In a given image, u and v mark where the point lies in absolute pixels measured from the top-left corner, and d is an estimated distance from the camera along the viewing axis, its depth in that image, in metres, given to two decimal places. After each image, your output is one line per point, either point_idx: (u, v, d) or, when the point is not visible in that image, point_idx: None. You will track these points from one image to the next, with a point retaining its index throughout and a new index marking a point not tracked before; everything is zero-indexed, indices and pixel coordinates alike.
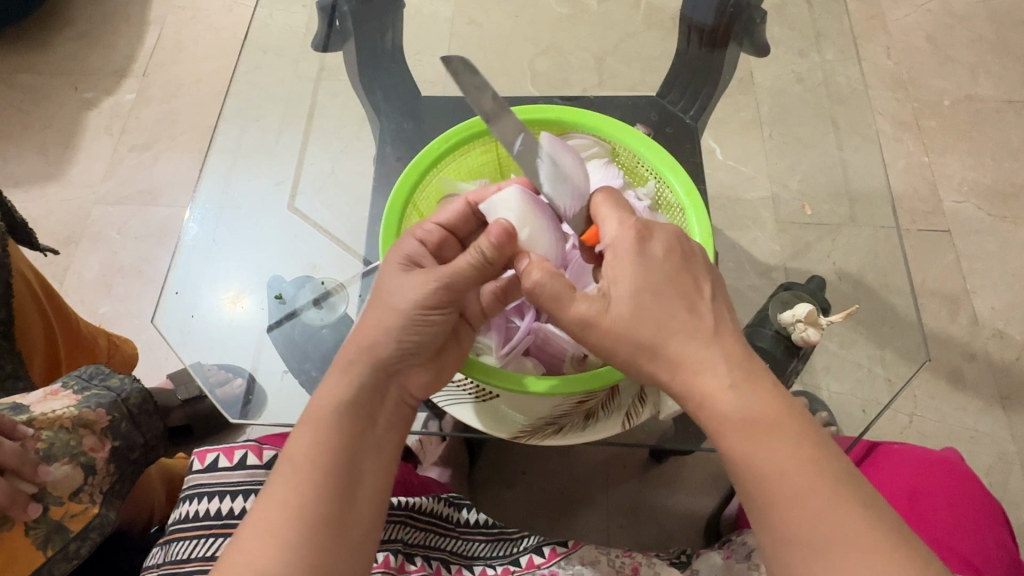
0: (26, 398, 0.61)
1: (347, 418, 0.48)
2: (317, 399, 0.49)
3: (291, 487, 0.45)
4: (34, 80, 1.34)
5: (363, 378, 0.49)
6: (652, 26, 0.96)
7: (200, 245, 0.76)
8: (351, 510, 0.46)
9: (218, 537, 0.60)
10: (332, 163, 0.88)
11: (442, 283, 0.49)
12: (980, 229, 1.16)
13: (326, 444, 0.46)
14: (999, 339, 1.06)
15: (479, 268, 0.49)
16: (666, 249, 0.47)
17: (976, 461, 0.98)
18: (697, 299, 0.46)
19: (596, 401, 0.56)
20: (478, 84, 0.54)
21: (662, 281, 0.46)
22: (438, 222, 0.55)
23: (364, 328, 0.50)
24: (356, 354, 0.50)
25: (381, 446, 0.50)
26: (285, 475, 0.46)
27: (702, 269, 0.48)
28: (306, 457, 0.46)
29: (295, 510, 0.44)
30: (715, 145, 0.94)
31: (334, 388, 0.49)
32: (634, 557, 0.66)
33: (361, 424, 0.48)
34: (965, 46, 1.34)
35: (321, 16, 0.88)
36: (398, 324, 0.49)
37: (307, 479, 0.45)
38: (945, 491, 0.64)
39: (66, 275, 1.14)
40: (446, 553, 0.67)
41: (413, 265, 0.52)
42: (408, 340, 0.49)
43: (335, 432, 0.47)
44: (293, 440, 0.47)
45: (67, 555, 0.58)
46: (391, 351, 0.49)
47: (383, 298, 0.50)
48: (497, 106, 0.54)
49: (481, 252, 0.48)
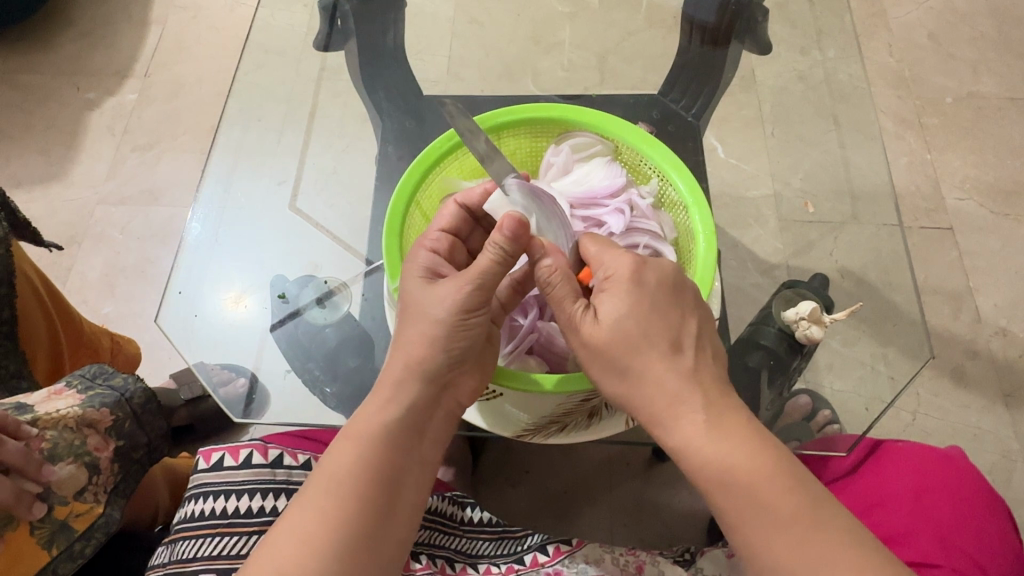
0: (30, 398, 0.61)
1: (393, 433, 0.48)
2: (363, 413, 0.49)
3: (330, 494, 0.45)
4: (36, 80, 1.35)
5: (411, 393, 0.49)
6: (654, 24, 0.95)
7: (203, 244, 0.75)
8: (385, 525, 0.46)
9: (223, 536, 0.60)
10: (334, 162, 0.88)
11: (476, 284, 0.49)
12: (982, 226, 1.16)
13: (366, 455, 0.46)
14: (1002, 337, 1.06)
15: (502, 264, 0.49)
16: (659, 282, 0.47)
17: (979, 459, 0.97)
18: (683, 334, 0.46)
19: (600, 401, 0.55)
20: (470, 126, 0.57)
21: (649, 316, 0.46)
22: (442, 228, 0.56)
23: (405, 344, 0.51)
24: (402, 370, 0.50)
25: (423, 463, 0.50)
26: (324, 484, 0.45)
27: (691, 306, 0.48)
28: (348, 467, 0.46)
29: (332, 518, 0.44)
30: (718, 143, 0.92)
31: (383, 403, 0.49)
32: (638, 555, 0.66)
33: (406, 441, 0.48)
34: (967, 43, 1.34)
35: (323, 15, 0.89)
36: (439, 332, 0.49)
37: (345, 488, 0.45)
38: (949, 489, 0.64)
39: (69, 275, 1.14)
40: (451, 551, 0.67)
41: (434, 277, 0.52)
42: (455, 346, 0.50)
43: (380, 445, 0.47)
44: (335, 448, 0.47)
45: (72, 554, 0.58)
46: (437, 361, 0.49)
47: (416, 310, 0.50)
48: (490, 148, 0.57)
49: (499, 246, 0.49)
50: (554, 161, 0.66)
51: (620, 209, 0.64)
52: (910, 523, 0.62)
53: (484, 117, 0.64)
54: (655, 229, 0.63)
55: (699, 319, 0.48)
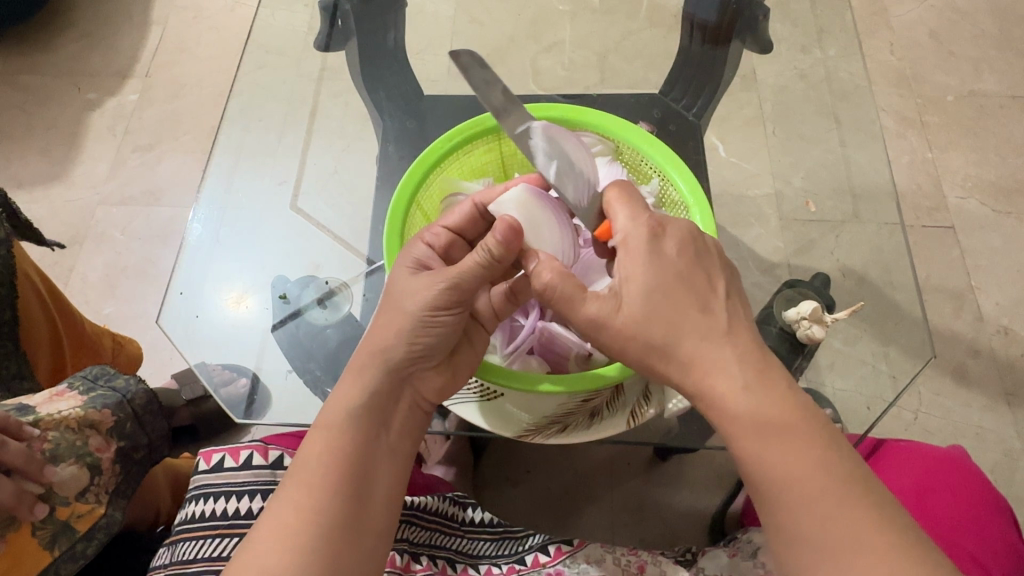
0: (32, 399, 0.61)
1: (360, 422, 0.48)
2: (330, 403, 0.49)
3: (304, 487, 0.45)
4: (37, 81, 1.35)
5: (374, 380, 0.49)
6: (655, 23, 0.95)
7: (203, 245, 0.75)
8: (363, 517, 0.46)
9: (223, 538, 0.60)
10: (334, 161, 0.88)
11: (453, 282, 0.49)
12: (984, 225, 1.16)
13: (336, 447, 0.46)
14: (1004, 336, 1.06)
15: (486, 266, 0.49)
16: (680, 249, 0.47)
17: (981, 458, 0.97)
18: (710, 300, 0.46)
19: (601, 399, 0.56)
20: (488, 77, 0.53)
21: (675, 281, 0.45)
22: (445, 225, 0.55)
23: (376, 333, 0.50)
24: (367, 357, 0.50)
25: (393, 452, 0.50)
26: (297, 479, 0.46)
27: (717, 268, 0.47)
28: (319, 458, 0.46)
29: (307, 511, 0.44)
30: (719, 141, 0.94)
31: (350, 393, 0.49)
32: (639, 555, 0.66)
33: (374, 431, 0.48)
34: (968, 41, 1.34)
35: (323, 16, 0.88)
36: (407, 324, 0.49)
37: (318, 479, 0.45)
38: (950, 489, 0.64)
39: (70, 276, 1.14)
40: (452, 551, 0.67)
41: (421, 268, 0.52)
42: (420, 341, 0.49)
43: (347, 434, 0.47)
44: (306, 441, 0.47)
45: (73, 555, 0.58)
46: (400, 352, 0.49)
47: (394, 301, 0.50)
48: (506, 100, 0.53)
49: (488, 249, 0.48)
50: None
51: None
52: (912, 522, 0.62)
53: (485, 117, 0.64)
54: None
55: (726, 279, 0.47)
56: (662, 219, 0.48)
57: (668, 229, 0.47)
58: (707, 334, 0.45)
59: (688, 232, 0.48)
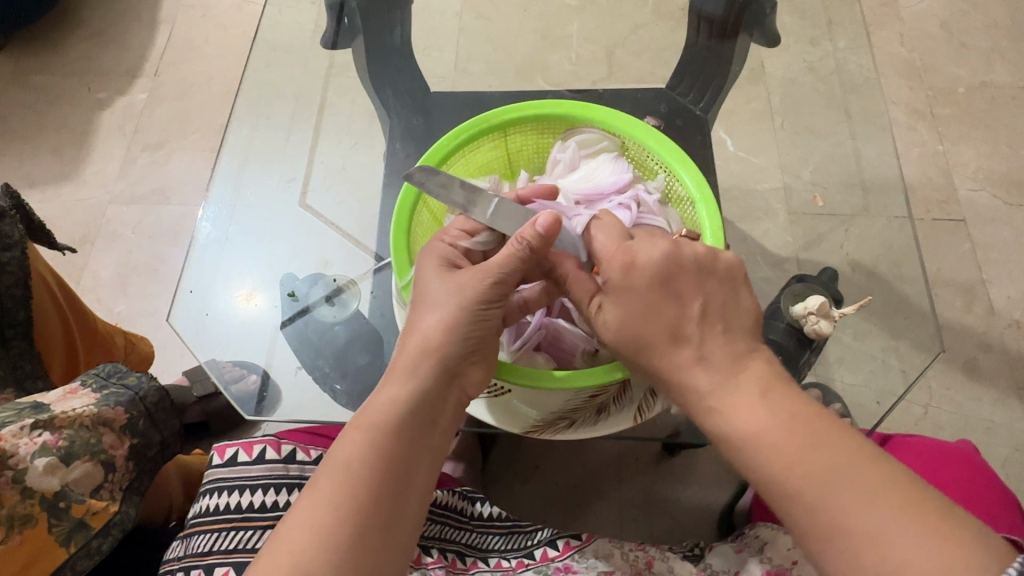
0: (46, 397, 0.61)
1: (406, 423, 0.46)
2: (371, 403, 0.47)
3: (339, 485, 0.43)
4: (48, 81, 1.36)
5: (425, 381, 0.48)
6: (661, 17, 0.94)
7: (213, 243, 0.76)
8: (398, 516, 0.44)
9: (239, 530, 0.61)
10: (342, 159, 0.90)
11: (498, 278, 0.49)
12: (996, 217, 1.15)
13: (382, 445, 0.45)
14: (1016, 329, 1.05)
15: (526, 259, 0.50)
16: (648, 279, 0.47)
17: (992, 452, 0.97)
18: (685, 322, 0.46)
19: (608, 395, 0.56)
20: (443, 181, 0.56)
21: (642, 318, 0.47)
22: (462, 226, 0.55)
23: (419, 329, 0.49)
24: (416, 357, 0.48)
25: (434, 451, 0.48)
26: (333, 473, 0.44)
27: None
28: (357, 457, 0.44)
29: (343, 508, 0.42)
30: (725, 135, 0.94)
31: (392, 393, 0.47)
32: (647, 550, 0.65)
33: (417, 429, 0.47)
34: (979, 32, 1.32)
35: (331, 13, 0.88)
36: (459, 319, 0.49)
37: (354, 478, 0.43)
38: (961, 482, 0.63)
39: (82, 274, 1.15)
40: (462, 545, 0.68)
41: (452, 267, 0.52)
42: (472, 336, 0.49)
43: (387, 433, 0.45)
44: (342, 439, 0.45)
45: (89, 551, 0.57)
46: (456, 348, 0.48)
47: (432, 298, 0.50)
48: (468, 194, 0.56)
49: (527, 242, 0.49)
50: (561, 158, 0.66)
51: (626, 204, 0.62)
52: None
53: (495, 112, 0.64)
54: (661, 223, 0.62)
55: (705, 295, 0.47)
56: (630, 244, 0.49)
57: (639, 257, 0.48)
58: (683, 358, 0.46)
59: (660, 258, 0.47)
